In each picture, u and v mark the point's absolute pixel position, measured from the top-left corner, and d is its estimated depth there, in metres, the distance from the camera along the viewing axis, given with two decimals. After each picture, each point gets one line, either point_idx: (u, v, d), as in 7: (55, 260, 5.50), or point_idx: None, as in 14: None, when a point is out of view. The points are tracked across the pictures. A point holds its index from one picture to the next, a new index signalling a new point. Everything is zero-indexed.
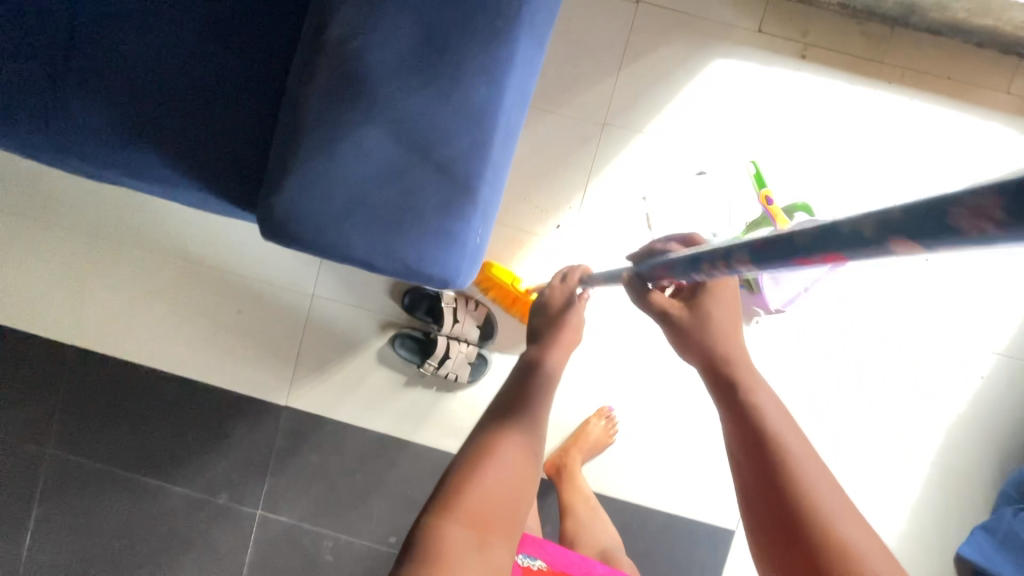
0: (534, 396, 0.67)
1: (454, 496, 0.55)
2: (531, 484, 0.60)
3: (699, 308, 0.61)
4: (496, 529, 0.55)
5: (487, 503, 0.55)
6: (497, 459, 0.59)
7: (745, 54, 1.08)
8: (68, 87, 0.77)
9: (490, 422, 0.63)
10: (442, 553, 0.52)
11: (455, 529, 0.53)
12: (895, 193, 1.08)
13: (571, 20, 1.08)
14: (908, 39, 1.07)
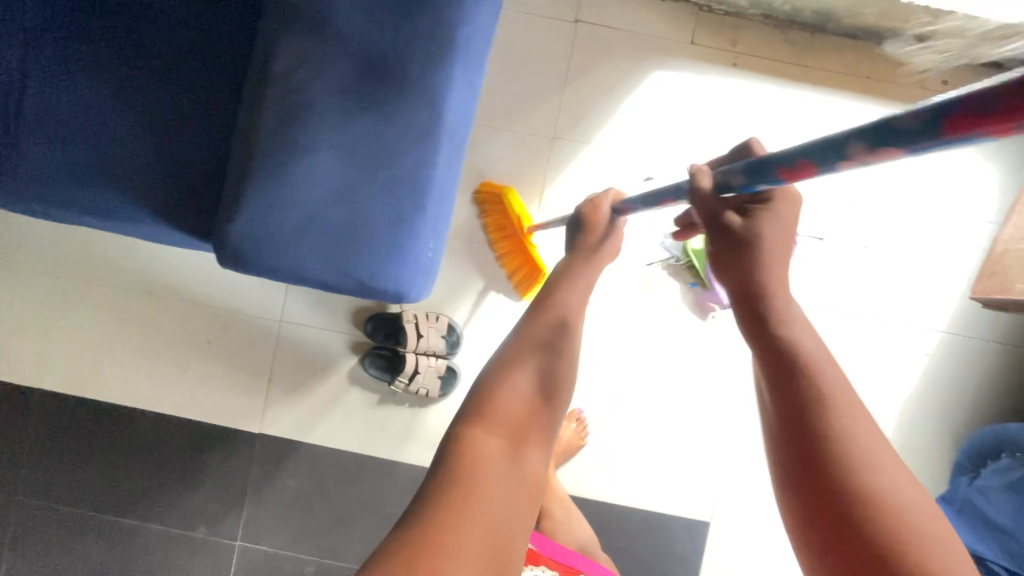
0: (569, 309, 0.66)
1: (486, 408, 0.58)
2: (564, 397, 0.61)
3: (757, 229, 0.52)
4: (530, 438, 0.58)
5: (516, 414, 0.58)
6: (522, 375, 0.60)
7: (681, 65, 1.15)
8: (22, 134, 0.79)
9: (521, 338, 0.63)
10: (477, 457, 0.54)
11: (487, 439, 0.56)
12: (830, 186, 1.15)
13: (515, 43, 1.14)
14: (828, 44, 1.15)
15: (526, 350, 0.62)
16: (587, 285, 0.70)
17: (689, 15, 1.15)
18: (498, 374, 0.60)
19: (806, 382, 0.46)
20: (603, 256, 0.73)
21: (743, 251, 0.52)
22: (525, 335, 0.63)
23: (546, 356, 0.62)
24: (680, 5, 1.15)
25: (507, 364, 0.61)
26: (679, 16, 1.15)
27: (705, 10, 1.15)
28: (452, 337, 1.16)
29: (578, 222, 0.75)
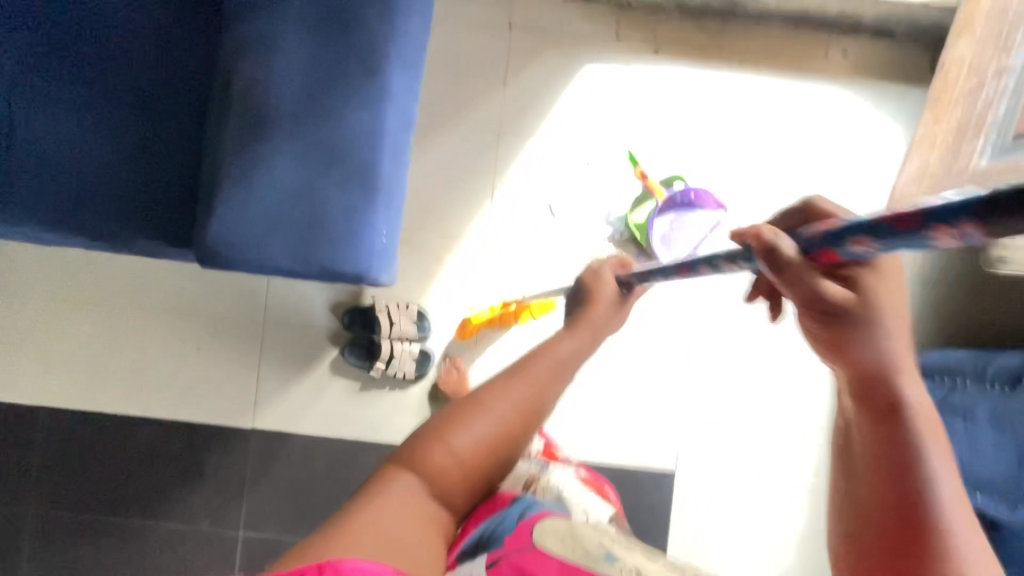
0: (537, 382, 0.65)
1: (422, 449, 0.61)
2: (499, 464, 0.63)
3: (871, 299, 0.48)
4: (452, 494, 0.61)
5: (446, 466, 0.60)
6: (473, 432, 0.61)
7: (609, 58, 1.27)
8: (15, 167, 0.89)
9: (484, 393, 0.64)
10: (394, 488, 0.59)
11: (411, 476, 0.60)
12: (754, 154, 1.26)
13: (457, 51, 1.26)
14: (739, 28, 1.27)
15: (490, 410, 0.62)
16: (573, 356, 0.71)
17: (612, 13, 1.27)
18: (449, 426, 0.62)
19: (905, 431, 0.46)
20: (605, 325, 0.78)
21: (857, 326, 0.48)
22: (498, 395, 0.63)
23: (504, 414, 0.62)
24: (603, 4, 1.27)
25: (462, 417, 0.62)
26: (603, 13, 1.27)
27: (626, 7, 1.27)
28: (423, 323, 1.25)
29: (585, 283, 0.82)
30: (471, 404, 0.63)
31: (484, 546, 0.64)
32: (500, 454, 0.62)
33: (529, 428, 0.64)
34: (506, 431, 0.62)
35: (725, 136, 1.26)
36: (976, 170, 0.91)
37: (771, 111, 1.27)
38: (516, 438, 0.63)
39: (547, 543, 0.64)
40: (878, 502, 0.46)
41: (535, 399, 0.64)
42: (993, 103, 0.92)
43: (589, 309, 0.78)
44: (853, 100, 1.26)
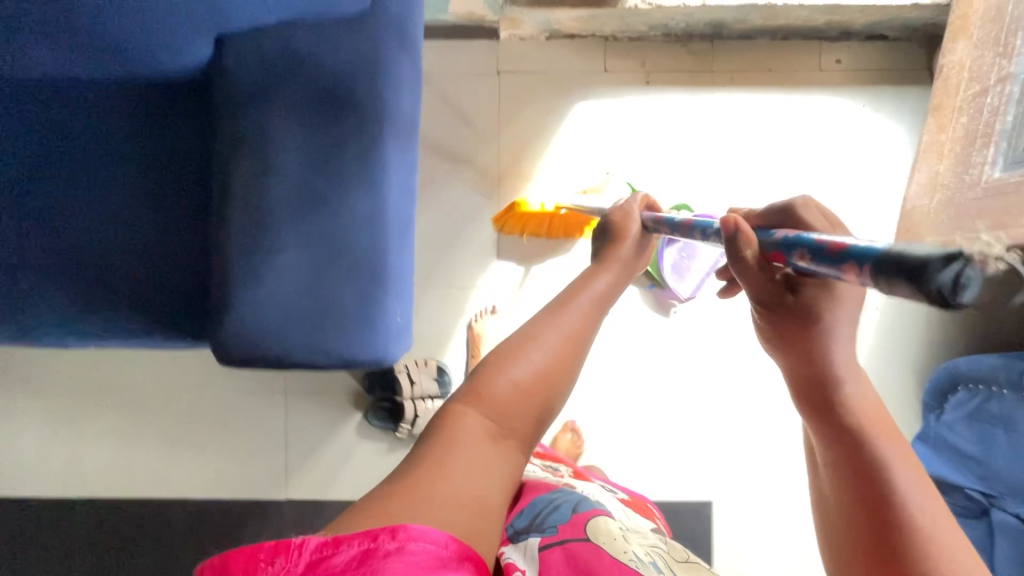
0: (582, 318, 0.63)
1: (479, 387, 0.57)
2: (557, 398, 0.60)
3: (805, 295, 0.55)
4: (518, 432, 0.57)
5: (508, 402, 0.56)
6: (530, 364, 0.58)
7: (600, 92, 1.26)
8: (28, 284, 0.90)
9: (533, 327, 0.61)
10: (460, 431, 0.54)
11: (475, 415, 0.56)
12: (757, 173, 1.24)
13: (449, 104, 1.26)
14: (728, 48, 1.26)
15: (546, 342, 0.60)
16: (608, 294, 0.69)
17: (598, 47, 1.26)
18: (507, 358, 0.59)
19: (844, 412, 0.53)
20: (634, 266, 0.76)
21: (802, 323, 0.55)
22: (550, 327, 0.61)
23: (555, 347, 0.60)
24: (589, 39, 1.26)
25: (516, 350, 0.59)
26: (590, 48, 1.26)
27: (612, 39, 1.26)
28: (444, 380, 1.25)
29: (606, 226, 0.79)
30: (525, 337, 0.60)
31: (534, 527, 0.70)
32: (557, 388, 0.60)
33: (579, 361, 0.62)
34: (560, 364, 0.60)
35: (725, 158, 1.25)
36: (990, 181, 0.88)
37: (769, 128, 1.25)
38: (571, 372, 0.61)
39: (596, 539, 0.68)
40: (841, 505, 0.51)
41: (582, 328, 0.63)
42: (1000, 109, 0.89)
43: (611, 248, 0.75)
44: (851, 108, 1.24)
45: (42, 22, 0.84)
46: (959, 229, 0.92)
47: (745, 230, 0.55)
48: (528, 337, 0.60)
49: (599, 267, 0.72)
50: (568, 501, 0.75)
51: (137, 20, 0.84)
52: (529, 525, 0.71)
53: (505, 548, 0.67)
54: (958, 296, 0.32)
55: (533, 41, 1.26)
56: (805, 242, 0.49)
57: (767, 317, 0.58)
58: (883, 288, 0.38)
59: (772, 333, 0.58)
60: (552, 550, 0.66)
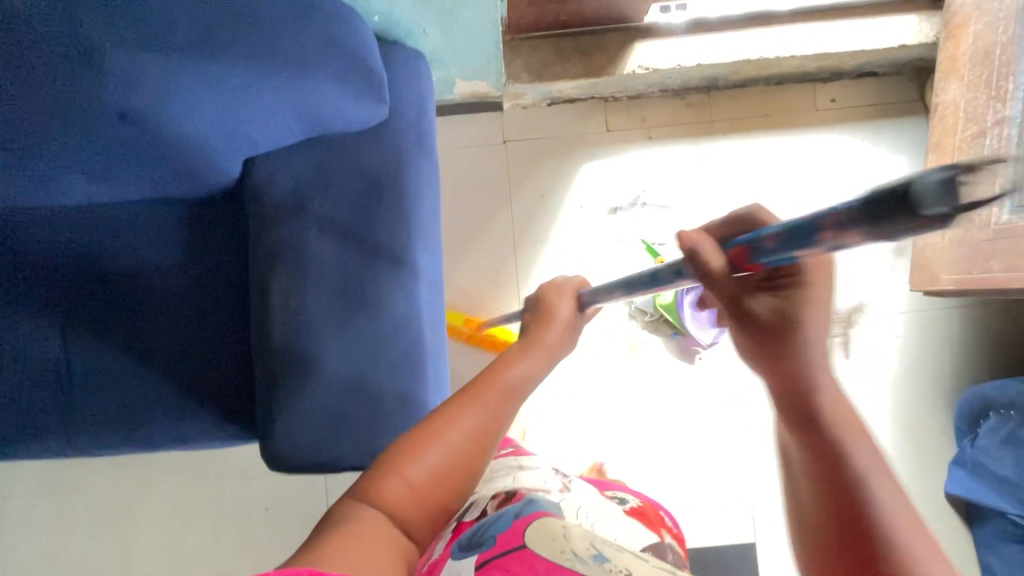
0: (484, 410, 0.69)
1: (376, 483, 0.62)
2: (455, 488, 0.65)
3: (794, 312, 0.50)
4: (413, 523, 0.62)
5: (402, 497, 0.62)
6: (427, 461, 0.64)
7: (605, 151, 1.30)
8: (81, 399, 0.94)
9: (435, 422, 0.67)
10: (355, 525, 0.59)
11: (370, 509, 0.61)
12: (767, 215, 1.27)
13: (460, 176, 1.30)
14: (724, 97, 1.30)
15: (441, 439, 0.65)
16: (524, 380, 0.74)
17: (599, 108, 1.30)
18: (404, 457, 0.64)
19: (829, 434, 0.53)
20: (560, 347, 0.80)
21: (790, 340, 0.51)
22: (450, 422, 0.66)
23: (457, 442, 0.66)
24: (589, 101, 1.30)
25: (415, 447, 0.65)
26: (592, 110, 1.31)
27: (611, 99, 1.30)
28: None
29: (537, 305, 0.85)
30: (423, 433, 0.66)
31: (475, 545, 0.71)
32: (456, 481, 0.65)
33: (482, 453, 0.68)
34: (460, 460, 0.65)
35: (735, 202, 1.27)
36: None
37: (773, 170, 1.29)
38: (469, 464, 0.66)
39: (533, 546, 0.67)
40: (822, 516, 0.54)
41: (490, 422, 0.69)
42: (1001, 150, 0.92)
43: (541, 329, 0.80)
44: (851, 144, 1.28)
45: (59, 168, 0.80)
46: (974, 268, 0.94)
47: (699, 246, 0.52)
48: (429, 433, 0.66)
49: (514, 352, 0.77)
50: (512, 512, 0.75)
51: (158, 148, 0.80)
52: (471, 544, 0.71)
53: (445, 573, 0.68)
54: (935, 205, 0.28)
55: (536, 108, 1.30)
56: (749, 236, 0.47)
57: (750, 333, 0.53)
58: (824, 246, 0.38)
59: (752, 343, 0.54)
60: (487, 566, 0.66)
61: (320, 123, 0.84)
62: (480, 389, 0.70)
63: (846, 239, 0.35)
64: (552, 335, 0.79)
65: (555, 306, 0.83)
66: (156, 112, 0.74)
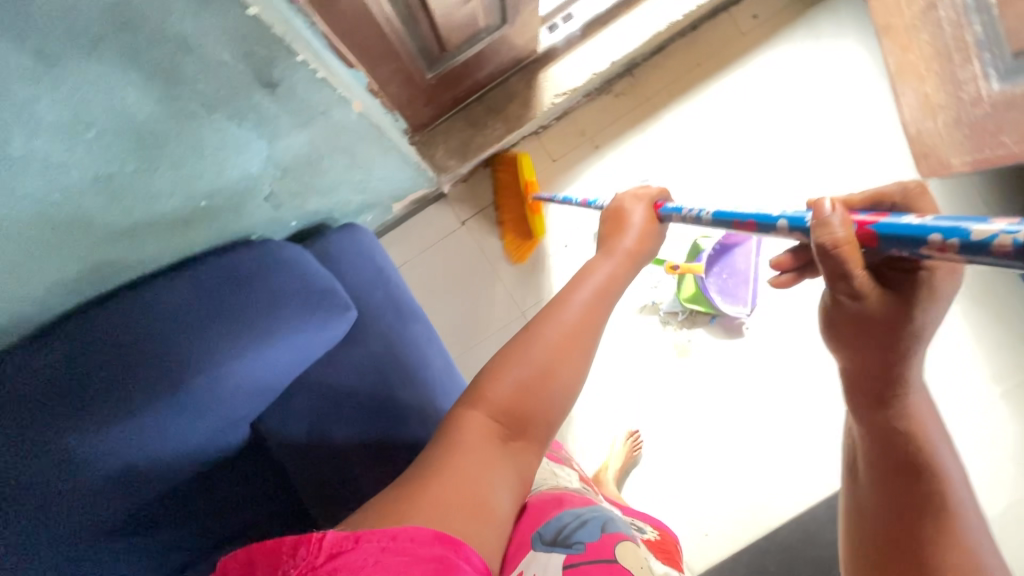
0: (584, 314, 0.62)
1: (483, 390, 0.57)
2: (564, 394, 0.59)
3: (909, 303, 0.44)
4: (524, 432, 0.57)
5: (511, 402, 0.56)
6: (530, 361, 0.58)
7: (562, 182, 1.23)
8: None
9: (531, 329, 0.60)
10: (467, 436, 0.54)
11: (480, 417, 0.55)
12: (743, 162, 1.22)
13: (440, 278, 1.23)
14: (649, 69, 1.22)
15: (541, 346, 0.58)
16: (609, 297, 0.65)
17: (536, 144, 1.23)
18: (506, 360, 0.58)
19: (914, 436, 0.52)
20: (641, 254, 0.69)
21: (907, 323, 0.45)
22: (545, 327, 0.60)
23: (556, 342, 0.59)
24: (522, 142, 1.23)
25: (515, 351, 0.58)
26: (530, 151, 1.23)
27: (542, 129, 1.23)
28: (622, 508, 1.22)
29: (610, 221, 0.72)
30: (523, 342, 0.59)
31: (562, 539, 0.55)
32: (557, 393, 0.58)
33: (588, 354, 0.61)
34: (563, 359, 0.59)
35: (707, 166, 1.22)
36: (992, 94, 0.84)
37: (729, 117, 1.22)
38: (572, 370, 0.59)
39: (626, 566, 0.55)
40: (878, 519, 0.53)
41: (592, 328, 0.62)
42: (964, 21, 0.87)
43: (618, 236, 0.69)
44: (790, 50, 1.22)
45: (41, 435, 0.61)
46: (986, 146, 0.86)
47: (842, 214, 0.39)
48: (523, 340, 0.60)
49: (594, 261, 0.67)
50: (596, 515, 0.61)
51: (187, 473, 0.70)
52: (555, 538, 0.55)
53: (525, 562, 0.54)
54: None
55: (475, 176, 1.23)
56: (790, 217, 0.49)
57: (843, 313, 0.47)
58: (979, 256, 0.32)
59: (851, 335, 0.49)
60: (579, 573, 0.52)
61: (292, 296, 0.72)
62: (567, 298, 0.63)
63: (983, 256, 0.32)
64: (634, 239, 0.69)
65: (629, 214, 0.71)
66: (159, 424, 0.64)
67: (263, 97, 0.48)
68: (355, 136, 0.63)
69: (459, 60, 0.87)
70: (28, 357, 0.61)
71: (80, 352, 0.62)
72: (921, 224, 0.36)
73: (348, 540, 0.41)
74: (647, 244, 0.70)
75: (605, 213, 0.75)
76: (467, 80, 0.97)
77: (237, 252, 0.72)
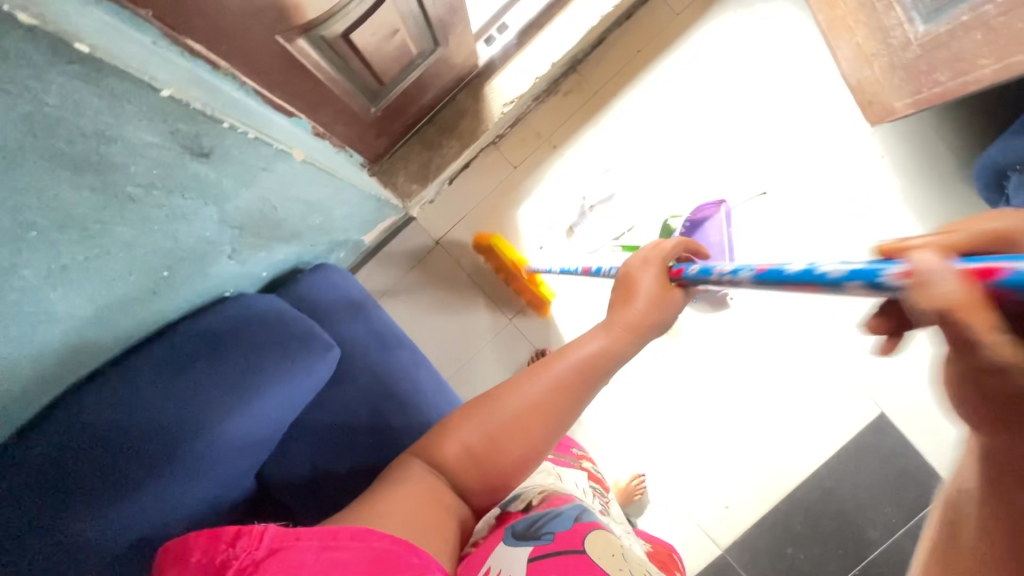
0: (560, 384, 0.59)
1: (437, 442, 0.61)
2: (517, 461, 0.60)
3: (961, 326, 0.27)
4: (470, 484, 0.60)
5: (458, 458, 0.59)
6: (486, 423, 0.59)
7: (528, 186, 1.25)
8: None
9: (502, 389, 0.61)
10: (410, 476, 0.60)
11: (424, 464, 0.61)
12: (699, 137, 1.24)
13: (425, 299, 1.24)
14: (592, 63, 1.24)
15: (501, 415, 0.59)
16: (595, 370, 0.60)
17: (496, 154, 1.25)
18: (466, 418, 0.60)
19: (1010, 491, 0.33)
20: (642, 329, 0.59)
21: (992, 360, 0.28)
22: (509, 397, 0.60)
23: (518, 409, 0.59)
24: (482, 154, 1.25)
25: (477, 409, 0.60)
26: (491, 162, 1.25)
27: (499, 139, 1.25)
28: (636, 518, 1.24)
29: (622, 287, 0.61)
30: (489, 400, 0.61)
31: (531, 536, 0.57)
32: (512, 463, 0.60)
33: (552, 423, 0.60)
34: (520, 426, 0.59)
35: (665, 148, 1.24)
36: (920, 36, 0.89)
37: (678, 95, 1.24)
38: (530, 441, 0.59)
39: (595, 559, 0.55)
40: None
41: (566, 399, 0.60)
42: None
43: (622, 311, 0.59)
44: (726, 22, 1.24)
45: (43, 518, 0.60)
46: (923, 88, 0.88)
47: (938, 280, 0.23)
48: (490, 399, 0.61)
49: (590, 332, 0.61)
50: (572, 510, 0.62)
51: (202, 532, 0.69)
52: (525, 533, 0.58)
53: (491, 559, 0.56)
54: None
55: (442, 196, 1.25)
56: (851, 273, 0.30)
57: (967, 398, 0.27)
58: None
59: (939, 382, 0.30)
60: (545, 562, 0.53)
61: (271, 352, 0.73)
62: (547, 368, 0.60)
63: None
64: (636, 319, 0.59)
65: (639, 287, 0.59)
66: (164, 494, 0.64)
67: (196, 166, 0.45)
68: (303, 183, 0.65)
69: (401, 88, 0.88)
70: (17, 461, 0.60)
71: (75, 441, 0.62)
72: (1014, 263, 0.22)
73: (289, 537, 0.46)
74: (661, 313, 0.60)
75: (620, 279, 0.62)
76: (414, 106, 0.98)
77: (213, 312, 0.73)
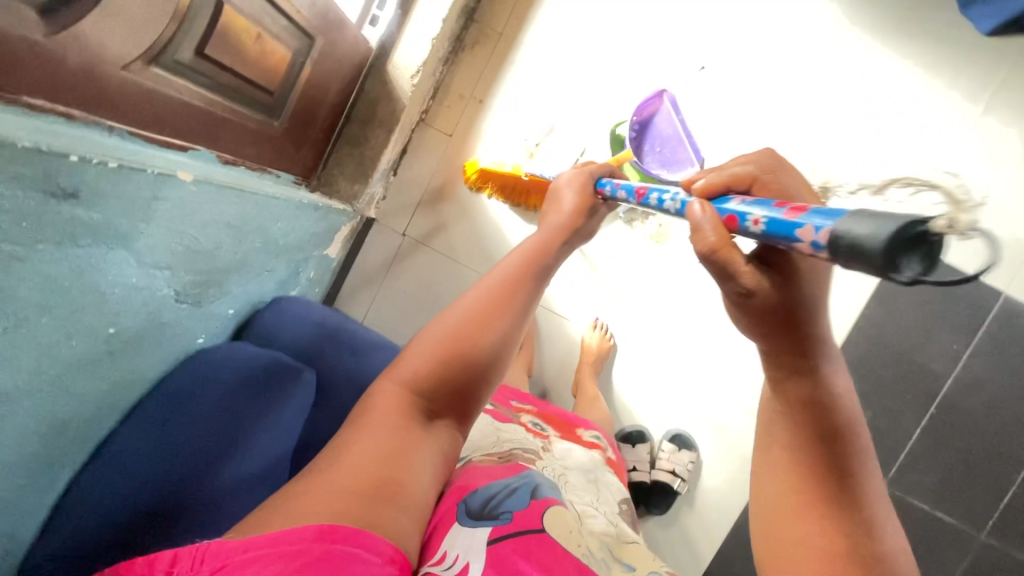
0: (506, 285, 0.64)
1: (402, 366, 0.59)
2: (485, 369, 0.60)
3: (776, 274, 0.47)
4: (442, 406, 0.59)
5: (425, 376, 0.58)
6: (447, 333, 0.60)
7: (469, 150, 1.23)
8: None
9: (456, 300, 0.63)
10: (376, 408, 0.56)
11: (389, 392, 0.57)
12: (619, 39, 1.19)
13: (413, 292, 1.25)
14: (489, 9, 1.21)
15: (452, 326, 0.60)
16: (535, 270, 0.67)
17: (427, 129, 1.24)
18: (426, 336, 0.61)
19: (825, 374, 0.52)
20: (572, 219, 0.73)
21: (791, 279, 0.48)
22: (462, 303, 0.62)
23: (473, 311, 0.61)
24: (414, 135, 1.24)
25: (434, 327, 0.61)
26: (425, 139, 1.24)
27: (425, 114, 1.23)
28: (689, 445, 1.23)
29: (551, 199, 0.77)
30: (444, 315, 0.62)
31: (487, 515, 0.57)
32: (471, 375, 0.59)
33: (505, 320, 0.62)
34: (477, 328, 0.60)
35: (589, 62, 1.20)
36: None
37: (584, 5, 1.20)
38: (491, 342, 0.61)
39: (553, 535, 0.58)
40: (808, 471, 0.54)
41: (512, 292, 0.64)
42: None
43: (557, 207, 0.74)
44: None
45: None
46: None
47: (706, 216, 0.47)
48: (446, 314, 0.62)
49: (532, 235, 0.71)
50: (525, 487, 0.62)
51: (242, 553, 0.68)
52: (480, 511, 0.57)
53: (447, 542, 0.54)
54: (903, 272, 0.33)
55: (392, 187, 1.24)
56: (767, 218, 0.45)
57: (762, 294, 0.47)
58: (844, 264, 0.37)
59: (772, 314, 0.49)
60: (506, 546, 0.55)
61: (261, 394, 0.75)
62: (491, 275, 0.65)
63: (845, 263, 0.36)
64: (569, 214, 0.73)
65: (563, 194, 0.75)
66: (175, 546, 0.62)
67: (70, 209, 0.47)
68: (216, 204, 0.68)
69: (294, 95, 0.88)
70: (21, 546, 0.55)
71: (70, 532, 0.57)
72: (814, 221, 0.40)
73: (238, 552, 0.42)
74: (581, 221, 0.74)
75: (553, 188, 0.77)
76: (321, 108, 0.98)
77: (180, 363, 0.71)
